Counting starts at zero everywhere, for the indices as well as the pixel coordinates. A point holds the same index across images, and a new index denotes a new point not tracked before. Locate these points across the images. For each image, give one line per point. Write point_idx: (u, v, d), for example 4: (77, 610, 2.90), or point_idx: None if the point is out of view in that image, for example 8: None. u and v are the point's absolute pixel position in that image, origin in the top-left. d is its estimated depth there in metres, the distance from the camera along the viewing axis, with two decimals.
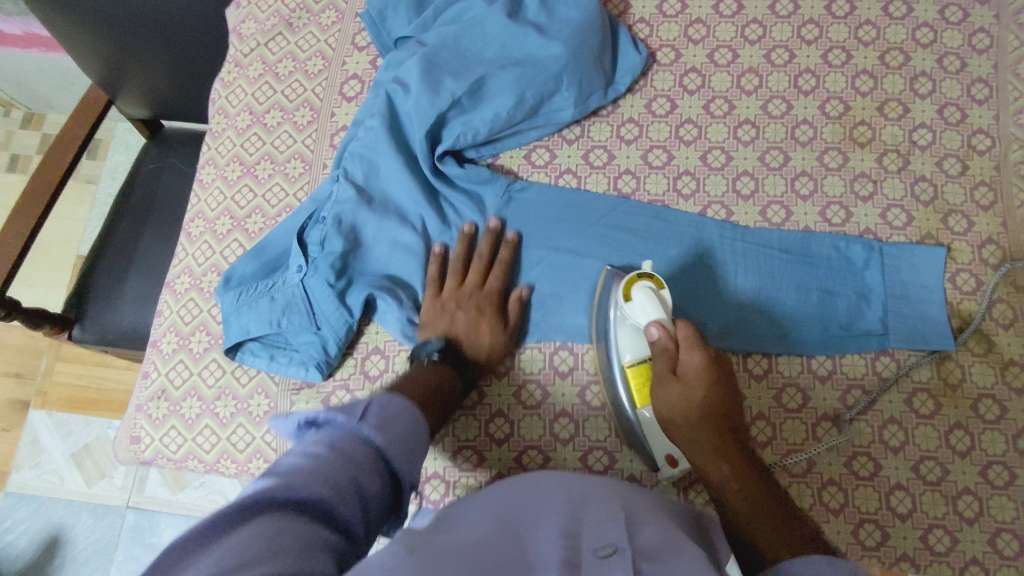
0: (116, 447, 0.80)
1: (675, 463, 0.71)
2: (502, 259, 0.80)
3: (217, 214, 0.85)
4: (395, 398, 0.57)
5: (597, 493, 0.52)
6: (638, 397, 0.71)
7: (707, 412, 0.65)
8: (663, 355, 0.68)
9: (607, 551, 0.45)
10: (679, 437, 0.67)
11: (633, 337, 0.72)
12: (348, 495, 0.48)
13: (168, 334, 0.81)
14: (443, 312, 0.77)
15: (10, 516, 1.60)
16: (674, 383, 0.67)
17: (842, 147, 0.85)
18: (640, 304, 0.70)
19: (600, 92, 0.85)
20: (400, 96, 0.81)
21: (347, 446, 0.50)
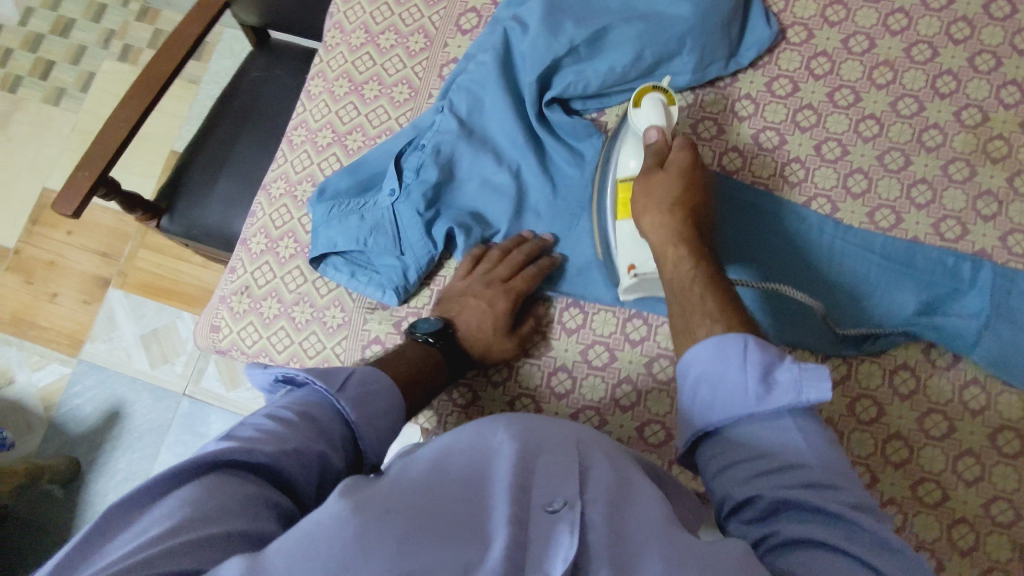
0: (196, 332, 0.84)
1: (634, 271, 0.71)
2: (541, 266, 0.77)
3: (320, 126, 0.86)
4: (375, 377, 0.63)
5: (551, 437, 0.52)
6: (622, 209, 0.73)
7: (682, 201, 0.67)
8: (653, 154, 0.70)
9: (554, 506, 0.46)
10: (653, 239, 0.67)
11: (636, 144, 0.74)
12: (310, 466, 0.54)
13: (258, 235, 0.84)
14: (461, 297, 0.75)
15: (81, 381, 1.71)
16: (664, 176, 0.68)
17: (971, 160, 0.80)
18: (646, 111, 0.72)
19: (722, 62, 0.81)
20: (518, 35, 0.79)
21: (314, 416, 0.57)
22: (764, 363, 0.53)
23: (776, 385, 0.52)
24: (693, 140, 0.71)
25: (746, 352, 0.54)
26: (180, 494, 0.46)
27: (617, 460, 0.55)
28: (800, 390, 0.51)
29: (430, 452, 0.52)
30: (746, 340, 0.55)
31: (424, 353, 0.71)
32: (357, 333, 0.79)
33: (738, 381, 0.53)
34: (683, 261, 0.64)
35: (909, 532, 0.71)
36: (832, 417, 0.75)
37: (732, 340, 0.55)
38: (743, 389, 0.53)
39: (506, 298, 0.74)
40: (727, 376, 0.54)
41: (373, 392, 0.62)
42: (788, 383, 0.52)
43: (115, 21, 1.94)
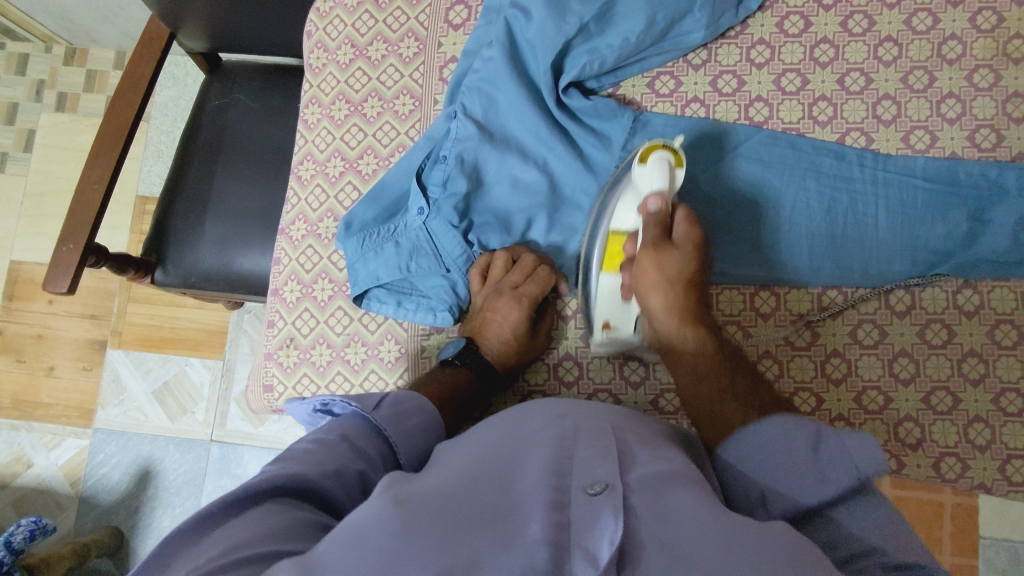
0: (248, 394, 0.81)
1: (609, 327, 0.72)
2: (545, 274, 0.74)
3: (328, 156, 0.81)
4: (407, 399, 0.64)
5: (588, 427, 0.53)
6: (607, 261, 0.71)
7: (690, 314, 0.67)
8: (657, 227, 0.67)
9: (596, 487, 0.45)
10: (663, 320, 0.67)
11: (633, 201, 0.70)
12: (352, 487, 0.53)
13: (290, 282, 0.79)
14: (479, 312, 0.75)
15: (102, 450, 1.66)
16: (673, 252, 0.67)
17: (994, 64, 0.78)
18: (652, 172, 0.67)
19: (732, 10, 0.79)
20: (521, 23, 0.75)
21: (354, 437, 0.58)
22: (812, 436, 0.57)
23: (827, 457, 0.56)
24: (694, 213, 0.68)
25: (798, 428, 0.57)
26: (236, 522, 0.45)
27: (655, 443, 0.55)
28: (853, 457, 0.55)
29: (474, 449, 0.54)
30: (788, 419, 0.58)
31: (452, 373, 0.71)
32: (417, 363, 0.77)
33: (794, 444, 0.57)
34: (687, 335, 0.66)
35: (998, 443, 0.73)
36: (904, 348, 0.75)
37: (795, 427, 0.58)
38: (797, 446, 0.57)
39: (519, 306, 0.72)
40: (788, 455, 0.56)
41: (407, 410, 0.63)
42: (841, 451, 0.56)
43: (41, 69, 1.80)
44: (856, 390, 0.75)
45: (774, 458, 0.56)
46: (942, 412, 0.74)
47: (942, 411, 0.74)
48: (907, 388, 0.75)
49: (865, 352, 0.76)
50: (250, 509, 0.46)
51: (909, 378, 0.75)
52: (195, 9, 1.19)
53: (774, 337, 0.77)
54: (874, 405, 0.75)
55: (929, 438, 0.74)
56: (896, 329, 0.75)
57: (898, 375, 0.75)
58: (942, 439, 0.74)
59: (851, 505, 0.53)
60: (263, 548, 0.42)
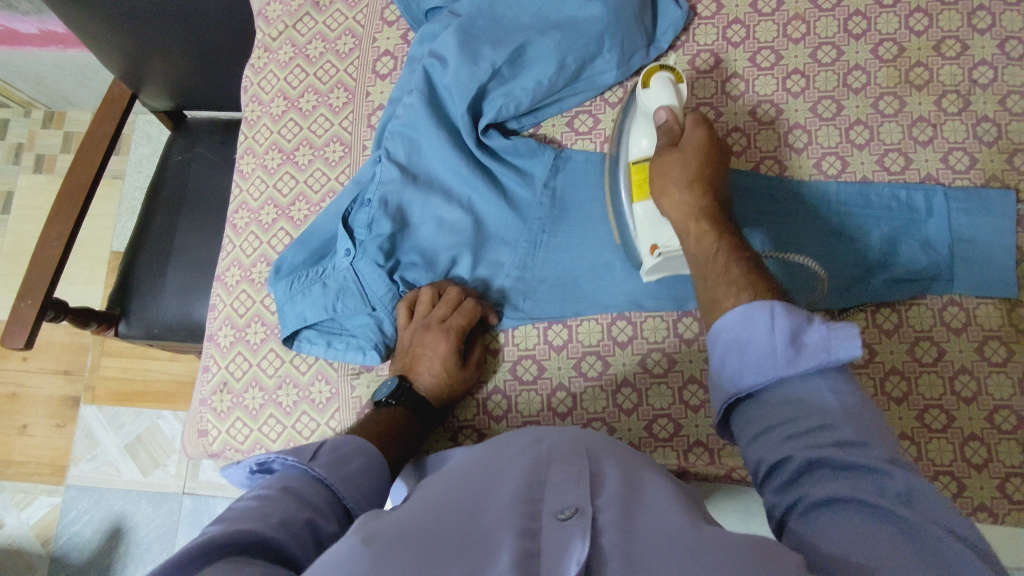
0: (185, 440, 0.81)
1: (657, 249, 0.71)
2: (467, 306, 0.76)
3: (262, 204, 0.84)
4: (344, 440, 0.62)
5: (564, 451, 0.52)
6: (637, 192, 0.73)
7: (702, 176, 0.66)
8: (667, 135, 0.70)
9: (566, 512, 0.44)
10: (675, 215, 0.67)
11: (647, 124, 0.73)
12: (301, 536, 0.49)
13: (224, 327, 0.81)
14: (406, 350, 0.76)
15: (74, 507, 1.64)
16: (677, 151, 0.68)
17: (898, 92, 0.82)
18: (656, 92, 0.71)
19: (642, 51, 0.82)
20: (439, 70, 0.79)
21: (295, 487, 0.54)
22: (796, 324, 0.51)
23: (803, 344, 0.51)
24: (703, 115, 0.70)
25: (771, 328, 0.52)
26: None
27: (632, 463, 0.54)
28: (830, 347, 0.50)
29: (454, 479, 0.53)
30: (774, 306, 0.53)
31: (389, 412, 0.71)
32: (348, 403, 0.77)
33: (761, 342, 0.52)
34: (710, 248, 0.63)
35: (925, 460, 0.74)
36: None
37: (761, 307, 0.53)
38: (768, 351, 0.52)
39: (447, 338, 0.73)
40: (752, 330, 0.53)
41: (345, 454, 0.61)
42: (819, 341, 0.50)
43: (18, 133, 1.85)
44: None
45: (781, 414, 0.51)
46: None
47: None
48: None
49: None
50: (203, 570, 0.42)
51: None
52: (153, 71, 1.24)
53: (700, 363, 0.76)
54: None
55: None
56: None
57: None
58: None
59: (814, 383, 0.51)
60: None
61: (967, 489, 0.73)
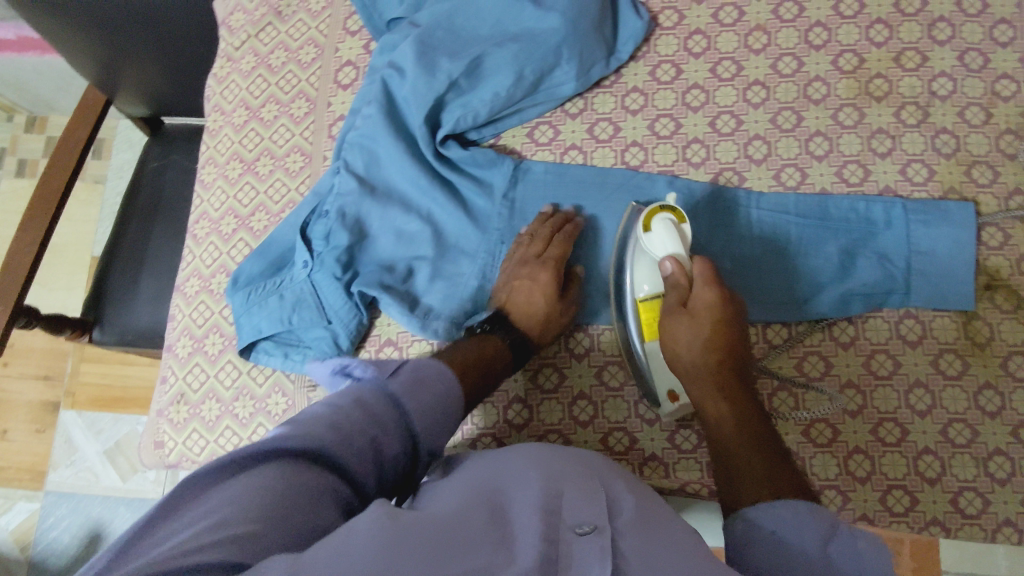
0: (142, 451, 0.81)
1: (676, 398, 0.73)
2: (567, 236, 0.77)
3: (222, 214, 0.84)
4: (428, 365, 0.63)
5: (574, 471, 0.54)
6: (646, 331, 0.74)
7: (714, 341, 0.69)
8: (675, 289, 0.72)
9: (584, 527, 0.47)
10: (691, 364, 0.70)
11: (652, 271, 0.74)
12: (363, 454, 0.53)
13: (183, 338, 0.81)
14: (504, 286, 0.77)
15: (53, 513, 1.64)
16: (688, 317, 0.70)
17: (857, 103, 0.82)
18: (660, 237, 0.73)
19: (602, 62, 0.82)
20: (397, 81, 0.79)
21: (369, 405, 0.57)
22: (827, 529, 0.54)
23: (835, 554, 0.53)
24: (712, 267, 0.71)
25: (810, 519, 0.55)
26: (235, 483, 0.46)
27: (636, 490, 0.56)
28: (861, 562, 0.52)
29: (467, 478, 0.55)
30: (812, 505, 0.56)
31: (480, 341, 0.71)
32: None
33: (797, 527, 0.55)
34: (724, 415, 0.67)
35: (878, 474, 0.74)
36: (781, 382, 0.77)
37: (791, 506, 0.56)
38: (808, 535, 0.54)
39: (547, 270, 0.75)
40: (786, 542, 0.54)
41: (428, 378, 0.62)
42: (848, 554, 0.53)
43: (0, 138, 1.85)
44: None
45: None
46: (822, 444, 0.75)
47: (821, 444, 0.75)
48: (787, 422, 0.75)
49: None
50: (253, 470, 0.47)
51: (787, 412, 0.76)
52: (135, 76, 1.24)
53: None
54: None
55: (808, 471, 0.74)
56: (773, 363, 0.77)
57: (778, 409, 0.76)
58: (823, 472, 0.74)
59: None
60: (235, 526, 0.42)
61: (919, 502, 0.72)
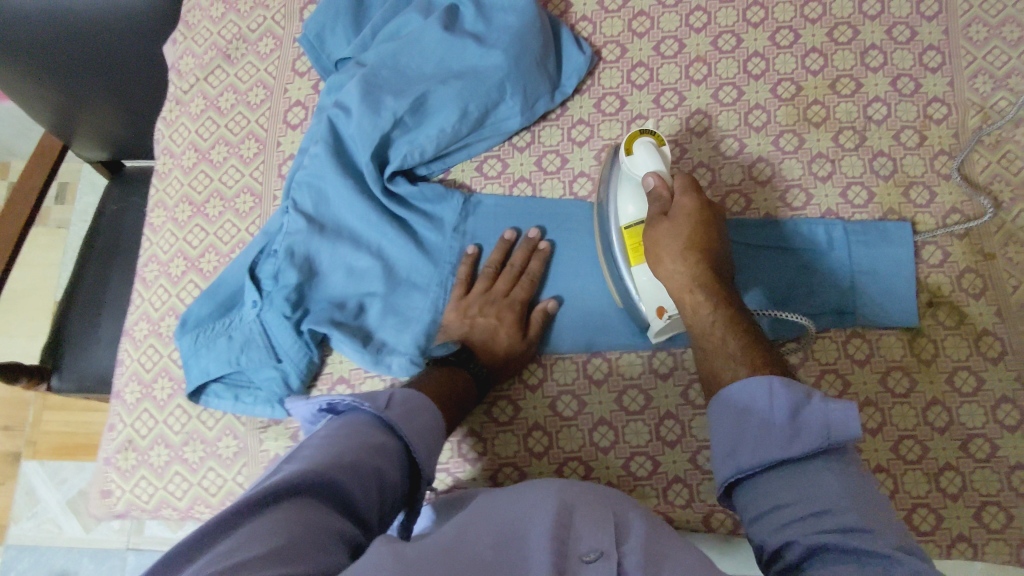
0: (88, 502, 0.78)
1: (664, 313, 0.70)
2: (532, 272, 0.79)
3: (172, 256, 0.83)
4: (415, 396, 0.65)
5: (587, 506, 0.52)
6: (630, 253, 0.72)
7: (695, 243, 0.65)
8: (657, 201, 0.69)
9: (592, 555, 0.46)
10: (676, 279, 0.66)
11: (636, 192, 0.72)
12: (369, 485, 0.53)
13: (131, 383, 0.80)
14: (465, 316, 0.78)
15: (15, 568, 1.58)
16: (668, 224, 0.67)
17: (797, 129, 0.84)
18: (641, 157, 0.71)
19: (547, 95, 0.83)
20: (343, 120, 0.79)
21: (367, 437, 0.58)
22: (794, 402, 0.53)
23: (803, 422, 0.52)
24: (692, 178, 0.69)
25: (773, 404, 0.54)
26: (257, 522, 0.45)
27: (652, 519, 0.54)
28: (830, 424, 0.51)
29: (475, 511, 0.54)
30: (772, 382, 0.55)
31: (449, 374, 0.73)
32: (255, 458, 0.76)
33: (761, 415, 0.54)
34: (706, 311, 0.63)
35: None
36: None
37: (759, 383, 0.55)
38: (772, 419, 0.53)
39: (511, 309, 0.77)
40: (752, 420, 0.55)
41: (415, 409, 0.64)
42: (817, 419, 0.52)
43: None
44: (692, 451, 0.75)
45: (786, 492, 0.51)
46: None
47: None
48: None
49: (697, 413, 0.75)
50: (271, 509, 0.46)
51: None
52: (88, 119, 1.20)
53: (608, 404, 0.77)
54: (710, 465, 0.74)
55: None
56: None
57: None
58: None
59: (811, 468, 0.51)
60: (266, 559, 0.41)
61: None
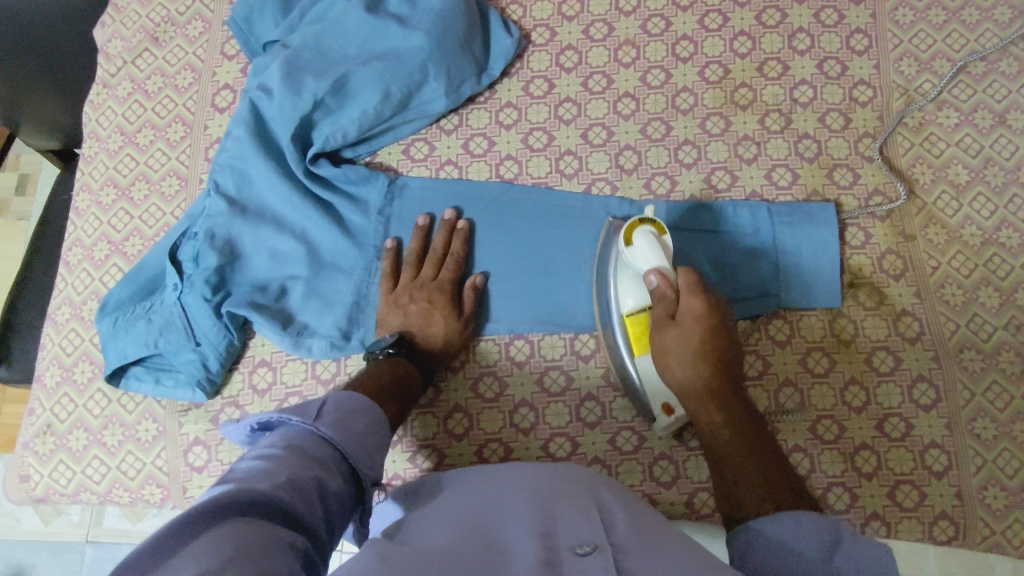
0: (6, 486, 0.78)
1: (670, 411, 0.72)
2: (456, 251, 0.79)
3: (95, 240, 0.83)
4: (347, 398, 0.61)
5: (566, 490, 0.53)
6: (635, 346, 0.72)
7: (704, 349, 0.67)
8: (662, 302, 0.68)
9: (584, 548, 0.45)
10: (683, 391, 0.68)
11: (637, 283, 0.71)
12: (309, 496, 0.49)
13: (51, 367, 0.79)
14: (397, 307, 0.77)
15: None
16: (676, 328, 0.68)
17: (723, 112, 0.84)
18: (642, 249, 0.69)
19: (473, 79, 0.83)
20: (265, 102, 0.79)
21: (300, 446, 0.54)
22: (827, 535, 0.51)
23: (840, 567, 0.49)
24: (696, 274, 0.68)
25: (801, 528, 0.52)
26: (188, 551, 0.39)
27: (628, 499, 0.55)
28: (865, 566, 0.48)
29: (454, 516, 0.52)
30: (801, 515, 0.53)
31: (391, 365, 0.72)
32: (174, 441, 0.76)
33: (795, 540, 0.51)
34: (715, 427, 0.66)
35: None
36: None
37: (789, 515, 0.54)
38: (813, 543, 0.51)
39: (441, 291, 0.77)
40: (790, 558, 0.51)
41: (348, 413, 0.59)
42: (854, 564, 0.48)
43: None
44: (610, 432, 0.75)
45: None
46: (694, 447, 0.74)
47: (693, 446, 0.74)
48: (660, 426, 0.75)
49: (618, 394, 0.77)
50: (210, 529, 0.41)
51: None
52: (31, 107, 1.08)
53: (529, 385, 0.77)
54: (628, 446, 0.75)
55: (682, 474, 0.74)
56: None
57: (652, 414, 0.75)
58: (696, 475, 0.74)
59: None
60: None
61: None
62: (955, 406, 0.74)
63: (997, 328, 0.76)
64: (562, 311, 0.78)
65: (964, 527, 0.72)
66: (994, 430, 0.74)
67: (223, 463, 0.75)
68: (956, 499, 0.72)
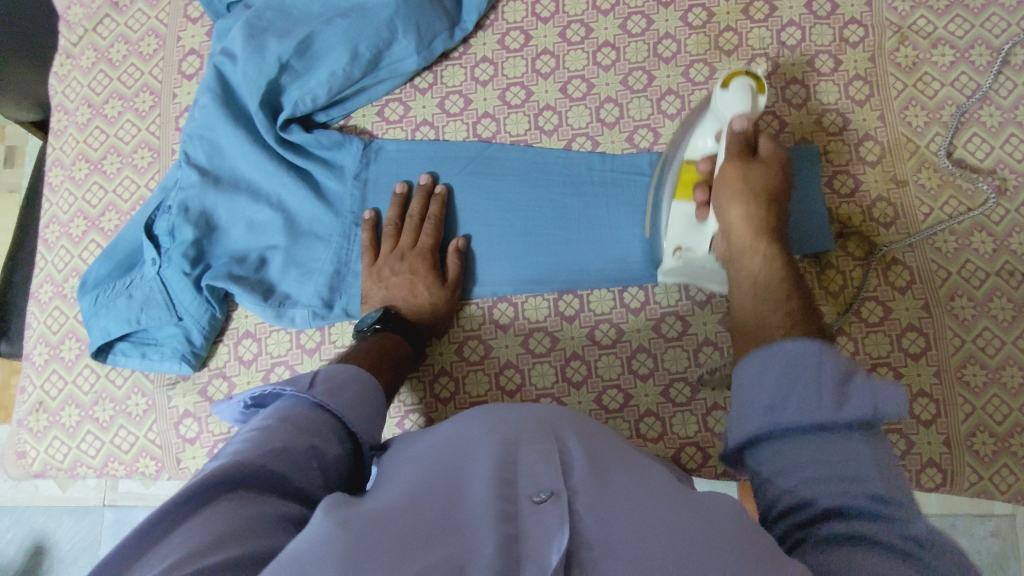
0: (5, 463, 0.80)
1: (680, 250, 0.71)
2: (433, 215, 0.77)
3: (72, 216, 0.82)
4: (340, 370, 0.59)
5: (528, 428, 0.51)
6: (681, 189, 0.70)
7: (762, 191, 0.64)
8: (741, 134, 0.64)
9: (542, 495, 0.43)
10: (740, 228, 0.64)
11: (715, 124, 0.68)
12: (306, 466, 0.48)
13: (38, 346, 0.80)
14: (380, 281, 0.76)
15: None
16: (757, 163, 0.65)
17: (707, 58, 0.81)
18: (732, 96, 0.65)
19: (444, 34, 0.80)
20: (230, 67, 0.77)
21: (292, 414, 0.53)
22: (842, 370, 0.45)
23: (848, 397, 0.44)
24: (781, 149, 0.66)
25: (821, 365, 0.46)
26: (181, 533, 0.39)
27: (594, 438, 0.53)
28: (877, 402, 0.43)
29: (416, 465, 0.50)
30: (822, 345, 0.47)
31: (378, 338, 0.70)
32: (165, 413, 0.77)
33: (808, 370, 0.46)
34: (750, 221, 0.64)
35: None
36: (642, 344, 0.76)
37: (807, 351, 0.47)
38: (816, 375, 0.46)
39: (422, 259, 0.75)
40: (795, 384, 0.46)
41: (343, 382, 0.58)
42: (865, 394, 0.44)
43: None
44: (596, 391, 0.75)
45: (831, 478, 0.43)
46: (681, 404, 0.74)
47: (680, 403, 0.74)
48: (646, 383, 0.75)
49: (603, 353, 0.76)
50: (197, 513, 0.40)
51: (646, 374, 0.75)
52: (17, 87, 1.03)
53: (514, 347, 0.77)
54: (614, 404, 0.75)
55: (669, 430, 0.74)
56: (632, 326, 0.76)
57: (637, 371, 0.75)
58: (682, 431, 0.74)
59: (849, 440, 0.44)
60: (207, 561, 0.37)
61: None
62: (944, 353, 0.73)
63: (990, 274, 0.74)
64: (544, 272, 0.77)
65: (952, 474, 0.72)
66: (984, 378, 0.73)
67: (213, 434, 0.76)
68: (944, 447, 0.72)
